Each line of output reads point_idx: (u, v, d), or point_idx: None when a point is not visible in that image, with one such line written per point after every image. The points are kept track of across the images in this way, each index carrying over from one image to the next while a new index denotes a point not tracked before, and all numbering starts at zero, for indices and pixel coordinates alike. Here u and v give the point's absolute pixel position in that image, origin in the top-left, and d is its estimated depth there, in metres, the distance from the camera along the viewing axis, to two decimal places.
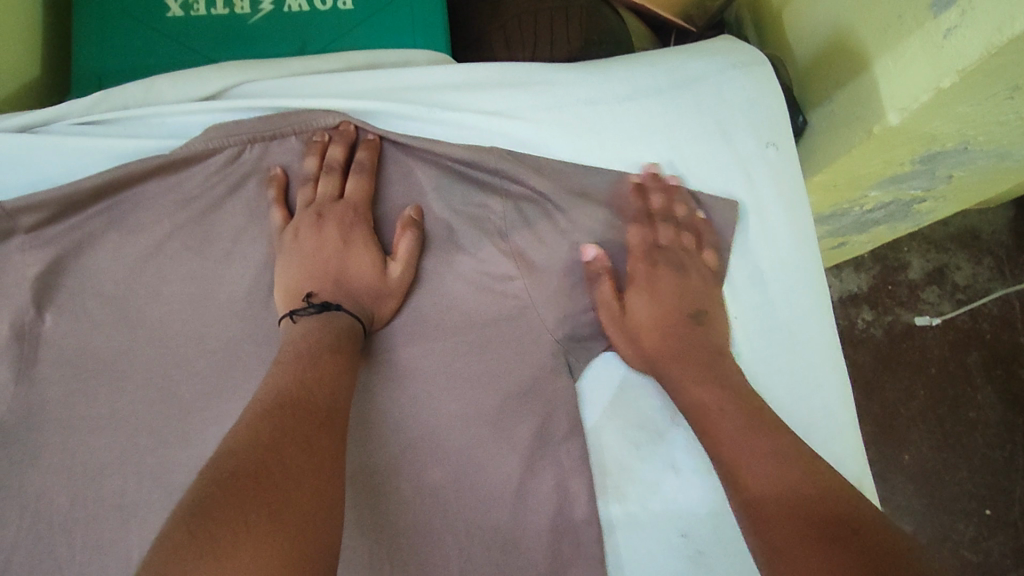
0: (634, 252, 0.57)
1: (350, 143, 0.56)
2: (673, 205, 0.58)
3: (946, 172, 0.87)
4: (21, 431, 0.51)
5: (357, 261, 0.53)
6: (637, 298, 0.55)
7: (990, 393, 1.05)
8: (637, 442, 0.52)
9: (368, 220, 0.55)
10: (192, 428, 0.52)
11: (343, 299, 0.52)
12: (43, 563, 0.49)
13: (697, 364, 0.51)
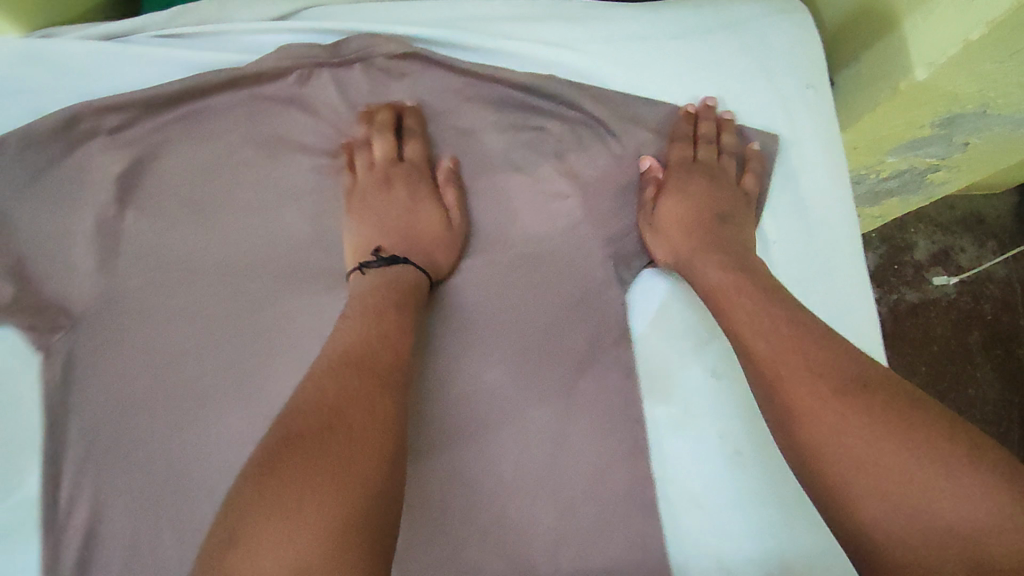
0: (673, 164, 0.61)
1: (395, 108, 0.59)
2: (718, 132, 0.61)
3: (963, 139, 0.89)
4: (102, 317, 0.54)
5: (421, 216, 0.58)
6: (673, 199, 0.59)
7: (989, 371, 1.10)
8: (682, 350, 0.56)
9: (429, 178, 0.60)
10: (263, 322, 0.55)
11: (413, 254, 0.56)
12: (120, 440, 0.52)
13: (728, 261, 0.55)
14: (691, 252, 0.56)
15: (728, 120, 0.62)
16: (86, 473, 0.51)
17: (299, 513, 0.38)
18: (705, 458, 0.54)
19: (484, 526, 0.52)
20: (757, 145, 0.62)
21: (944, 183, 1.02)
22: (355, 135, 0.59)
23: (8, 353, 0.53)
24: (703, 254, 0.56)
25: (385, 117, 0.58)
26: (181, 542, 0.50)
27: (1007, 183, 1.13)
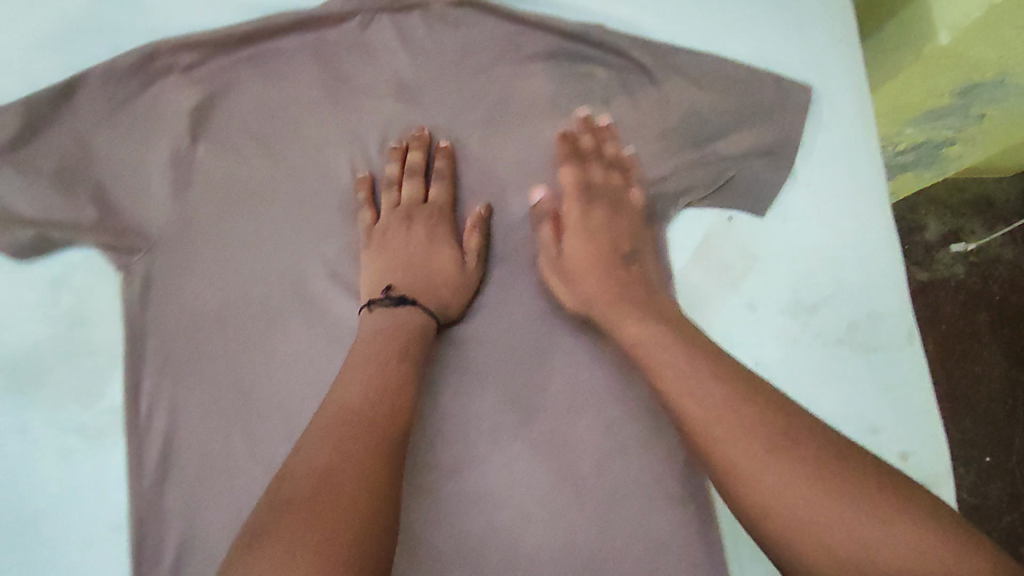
0: (568, 193, 0.60)
1: (427, 146, 0.60)
2: (603, 145, 0.62)
3: (979, 109, 0.91)
4: (177, 242, 0.57)
5: (436, 257, 0.58)
6: (571, 235, 0.59)
7: (996, 349, 1.08)
8: (720, 281, 0.60)
9: (451, 221, 0.60)
10: (326, 250, 0.59)
11: (421, 294, 0.56)
12: (196, 352, 0.56)
13: (646, 310, 0.54)
14: (601, 292, 0.56)
15: (608, 130, 0.62)
16: (164, 385, 0.55)
17: None
18: None
19: (535, 443, 0.55)
20: (630, 150, 0.62)
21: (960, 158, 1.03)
22: (390, 170, 0.61)
23: (89, 272, 0.56)
24: (615, 296, 0.55)
25: (417, 157, 0.60)
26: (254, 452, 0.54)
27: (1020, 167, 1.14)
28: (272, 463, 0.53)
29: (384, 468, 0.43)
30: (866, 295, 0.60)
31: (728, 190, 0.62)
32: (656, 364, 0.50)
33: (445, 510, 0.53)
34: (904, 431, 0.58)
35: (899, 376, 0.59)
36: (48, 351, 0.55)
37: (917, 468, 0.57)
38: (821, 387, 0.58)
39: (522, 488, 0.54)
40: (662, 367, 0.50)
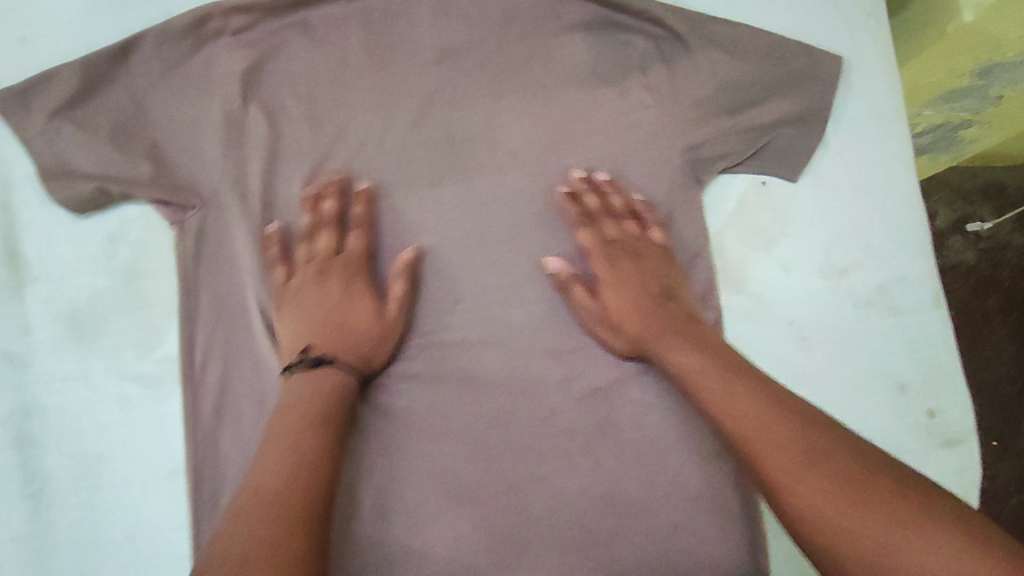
0: (592, 252, 0.60)
1: (340, 193, 0.60)
2: (608, 200, 0.61)
3: (996, 90, 0.91)
4: (228, 201, 0.59)
5: (355, 309, 0.57)
6: (607, 287, 0.58)
7: (1005, 334, 1.09)
8: (755, 246, 0.62)
9: (368, 271, 0.59)
10: (373, 211, 0.60)
11: (338, 350, 0.55)
12: (246, 308, 0.58)
13: (695, 340, 0.54)
14: (647, 333, 0.56)
15: (606, 183, 0.61)
16: (216, 338, 0.57)
17: None
18: (772, 343, 0.60)
19: (577, 396, 0.59)
20: (636, 198, 0.61)
21: (975, 142, 1.04)
22: (303, 225, 0.59)
23: (145, 227, 0.59)
24: (663, 335, 0.55)
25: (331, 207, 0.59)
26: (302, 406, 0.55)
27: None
28: None
29: (295, 555, 0.41)
30: (896, 261, 0.62)
31: (762, 155, 0.63)
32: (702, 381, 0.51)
33: (489, 460, 0.57)
34: (930, 389, 0.60)
35: (928, 337, 0.61)
36: (107, 302, 0.57)
37: (943, 426, 0.59)
38: (849, 347, 0.60)
39: (563, 437, 0.58)
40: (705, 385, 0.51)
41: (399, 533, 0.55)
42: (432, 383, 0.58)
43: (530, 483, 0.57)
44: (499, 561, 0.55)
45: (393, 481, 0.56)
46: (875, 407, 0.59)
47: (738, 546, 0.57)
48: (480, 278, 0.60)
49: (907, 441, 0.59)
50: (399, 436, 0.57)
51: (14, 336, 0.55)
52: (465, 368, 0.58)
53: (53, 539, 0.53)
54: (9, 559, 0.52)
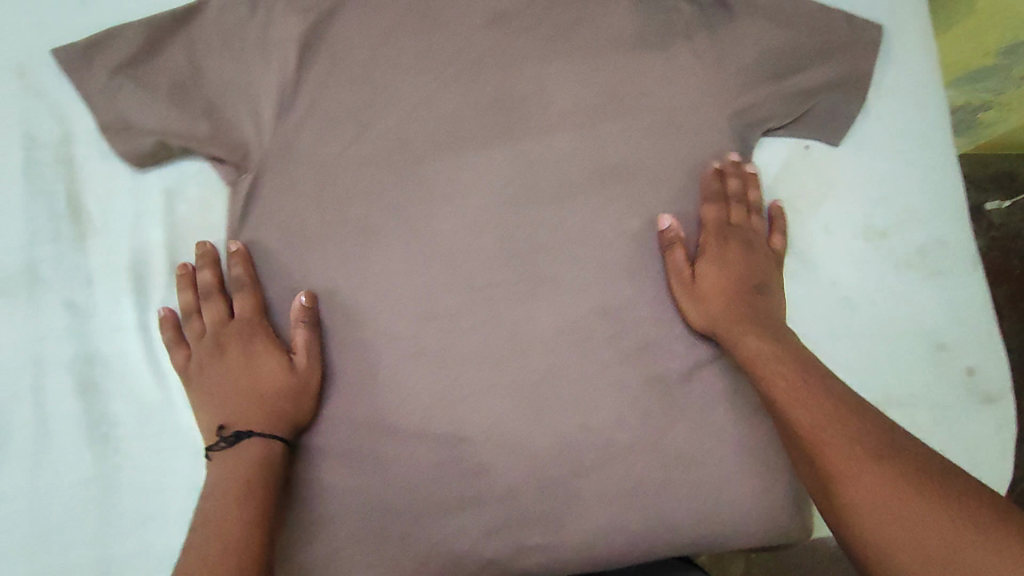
0: (709, 228, 0.62)
1: (214, 261, 0.57)
2: (747, 190, 0.63)
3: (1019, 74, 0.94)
4: (279, 162, 0.58)
5: (262, 373, 0.55)
6: (711, 263, 0.61)
7: (1011, 321, 1.12)
8: (797, 207, 0.65)
9: (266, 327, 0.57)
10: (426, 173, 0.60)
11: (252, 420, 0.53)
12: (298, 268, 0.58)
13: (768, 332, 0.57)
14: (726, 318, 0.59)
15: (754, 176, 0.64)
16: (275, 294, 0.58)
17: None
18: (813, 302, 0.62)
19: (628, 358, 0.59)
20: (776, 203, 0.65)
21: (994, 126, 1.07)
22: (184, 301, 0.57)
23: (201, 184, 0.60)
24: (741, 325, 0.58)
25: (207, 275, 0.57)
26: (358, 358, 0.57)
27: None
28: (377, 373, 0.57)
29: None
30: (934, 225, 0.64)
31: (801, 122, 0.65)
32: (774, 371, 0.54)
33: (540, 422, 0.57)
34: (970, 348, 0.61)
35: (967, 298, 0.62)
36: (167, 255, 0.58)
37: (983, 383, 0.61)
38: (891, 307, 0.62)
39: (615, 392, 0.58)
40: (774, 375, 0.54)
41: (455, 484, 0.56)
42: (486, 336, 0.58)
43: (583, 435, 0.57)
44: (551, 512, 0.57)
45: (448, 434, 0.56)
46: (916, 365, 0.61)
47: (782, 495, 0.59)
48: (532, 234, 0.60)
49: (948, 397, 0.60)
50: (451, 392, 0.57)
51: (77, 286, 0.56)
52: (518, 323, 0.59)
53: (119, 485, 0.54)
54: (75, 504, 0.53)
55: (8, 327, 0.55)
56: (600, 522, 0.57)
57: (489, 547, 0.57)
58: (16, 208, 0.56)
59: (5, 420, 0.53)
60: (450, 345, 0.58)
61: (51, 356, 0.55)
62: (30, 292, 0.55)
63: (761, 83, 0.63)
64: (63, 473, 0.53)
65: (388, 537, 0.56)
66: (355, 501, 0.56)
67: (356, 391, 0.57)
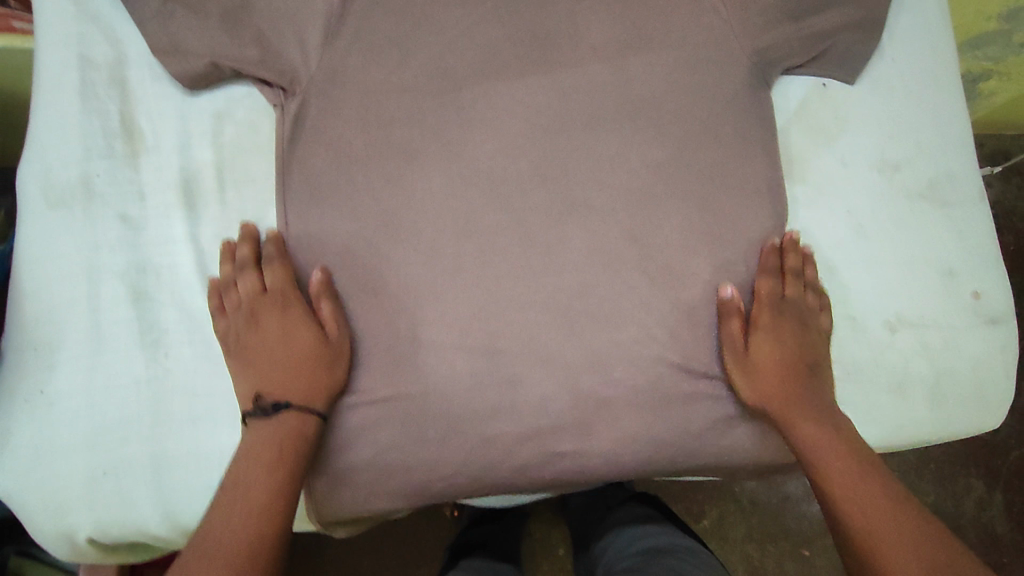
0: (762, 300, 0.62)
1: (253, 238, 0.57)
2: (805, 267, 0.63)
3: (1019, 39, 1.06)
4: (326, 87, 0.60)
5: (299, 343, 0.55)
6: (760, 340, 0.61)
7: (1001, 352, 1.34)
8: (817, 141, 0.67)
9: (301, 299, 0.57)
10: (464, 99, 0.63)
11: (291, 388, 0.54)
12: (342, 186, 0.60)
13: (820, 418, 0.58)
14: (781, 397, 0.59)
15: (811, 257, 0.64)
16: (316, 213, 0.59)
17: None
18: (832, 231, 0.65)
19: (654, 278, 0.62)
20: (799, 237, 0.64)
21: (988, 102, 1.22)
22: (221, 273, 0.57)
23: (249, 107, 0.62)
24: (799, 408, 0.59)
25: (247, 247, 0.57)
26: (397, 274, 0.59)
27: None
28: (421, 287, 0.59)
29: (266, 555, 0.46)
30: (943, 160, 0.67)
31: (826, 60, 0.66)
32: (822, 456, 0.55)
33: (573, 335, 0.60)
34: (977, 274, 0.65)
35: (974, 228, 0.66)
36: (217, 172, 0.60)
37: (988, 306, 0.64)
38: (905, 237, 0.65)
39: (642, 310, 0.61)
40: (825, 456, 0.55)
41: (489, 394, 0.58)
42: (519, 255, 0.61)
43: (613, 349, 0.60)
44: (583, 419, 0.59)
45: (485, 346, 0.59)
46: (929, 290, 0.64)
47: None
48: (563, 161, 0.63)
49: (957, 318, 0.64)
50: (488, 307, 0.59)
51: (130, 200, 0.57)
52: (550, 244, 0.62)
53: (169, 389, 0.54)
54: (128, 404, 0.53)
55: (63, 236, 0.55)
56: (629, 431, 0.59)
57: (523, 454, 0.59)
58: (72, 125, 0.58)
59: (61, 325, 0.54)
60: (487, 264, 0.60)
61: (105, 265, 0.55)
62: (86, 204, 0.56)
63: (800, 18, 0.63)
64: (116, 376, 0.53)
65: (426, 444, 0.58)
66: (394, 412, 0.58)
67: (397, 304, 0.59)
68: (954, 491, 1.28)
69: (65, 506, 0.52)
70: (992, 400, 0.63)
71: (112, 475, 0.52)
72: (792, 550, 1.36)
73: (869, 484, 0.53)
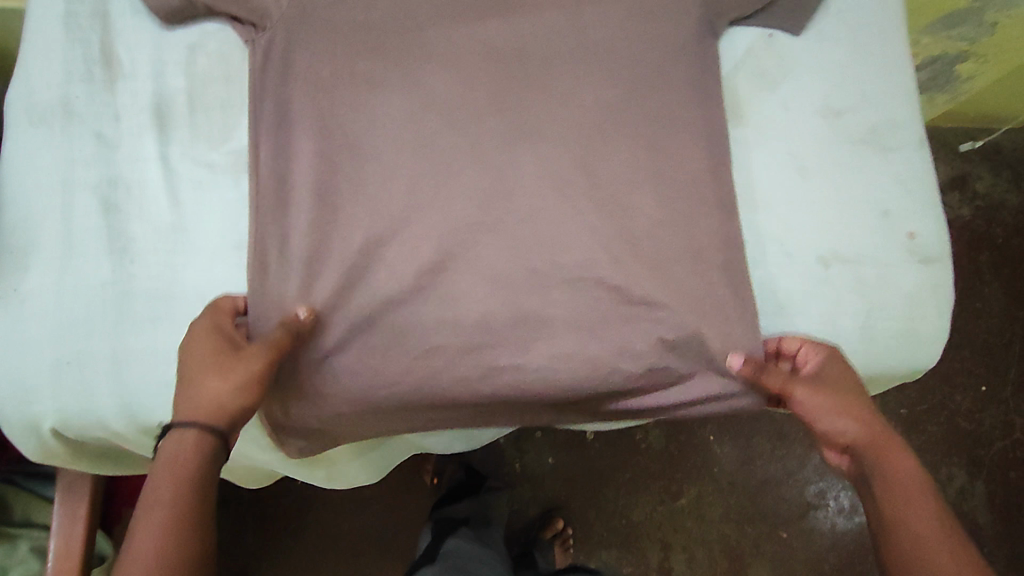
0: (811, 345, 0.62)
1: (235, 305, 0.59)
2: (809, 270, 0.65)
3: (991, 19, 1.09)
4: (294, 22, 0.64)
5: (195, 357, 0.53)
6: (832, 366, 0.61)
7: (968, 374, 1.44)
8: (760, 87, 0.69)
9: (229, 326, 0.56)
10: (425, 38, 0.66)
11: (186, 402, 0.51)
12: (309, 114, 0.64)
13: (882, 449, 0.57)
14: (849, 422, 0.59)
15: (810, 261, 0.66)
16: (281, 139, 0.63)
17: None
18: (771, 171, 0.68)
19: (599, 210, 0.65)
20: (765, 224, 0.67)
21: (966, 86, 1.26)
22: (183, 240, 0.60)
23: (221, 41, 0.66)
24: (886, 445, 0.58)
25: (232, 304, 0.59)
26: (356, 197, 0.63)
27: (1006, 91, 1.38)
28: (377, 211, 0.63)
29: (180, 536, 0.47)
30: (886, 108, 0.70)
31: (771, 11, 0.70)
32: (911, 497, 0.54)
33: (519, 259, 0.64)
34: (912, 215, 0.67)
35: (912, 173, 0.69)
36: (187, 99, 0.63)
37: (922, 246, 0.67)
38: (842, 178, 0.67)
39: (586, 237, 0.64)
40: (900, 489, 0.55)
41: (433, 308, 0.62)
42: (471, 183, 0.64)
43: (555, 273, 0.63)
44: (524, 334, 0.63)
45: (433, 265, 0.62)
46: (864, 227, 0.66)
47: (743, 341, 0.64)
48: (517, 100, 0.66)
49: (892, 255, 0.66)
50: (438, 228, 0.63)
51: (106, 121, 0.61)
52: (500, 174, 0.65)
53: (133, 291, 0.58)
54: (93, 303, 0.56)
55: (43, 151, 0.59)
56: (565, 349, 0.63)
57: (464, 367, 0.62)
58: (57, 51, 0.62)
59: (36, 232, 0.58)
60: (440, 190, 0.64)
61: (79, 178, 0.59)
62: (64, 122, 0.60)
63: None
64: (84, 277, 0.57)
65: (372, 352, 0.61)
66: (345, 324, 0.61)
67: (353, 224, 0.62)
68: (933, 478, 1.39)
69: (31, 395, 0.56)
70: (924, 340, 0.66)
71: (75, 366, 0.55)
72: (769, 530, 1.39)
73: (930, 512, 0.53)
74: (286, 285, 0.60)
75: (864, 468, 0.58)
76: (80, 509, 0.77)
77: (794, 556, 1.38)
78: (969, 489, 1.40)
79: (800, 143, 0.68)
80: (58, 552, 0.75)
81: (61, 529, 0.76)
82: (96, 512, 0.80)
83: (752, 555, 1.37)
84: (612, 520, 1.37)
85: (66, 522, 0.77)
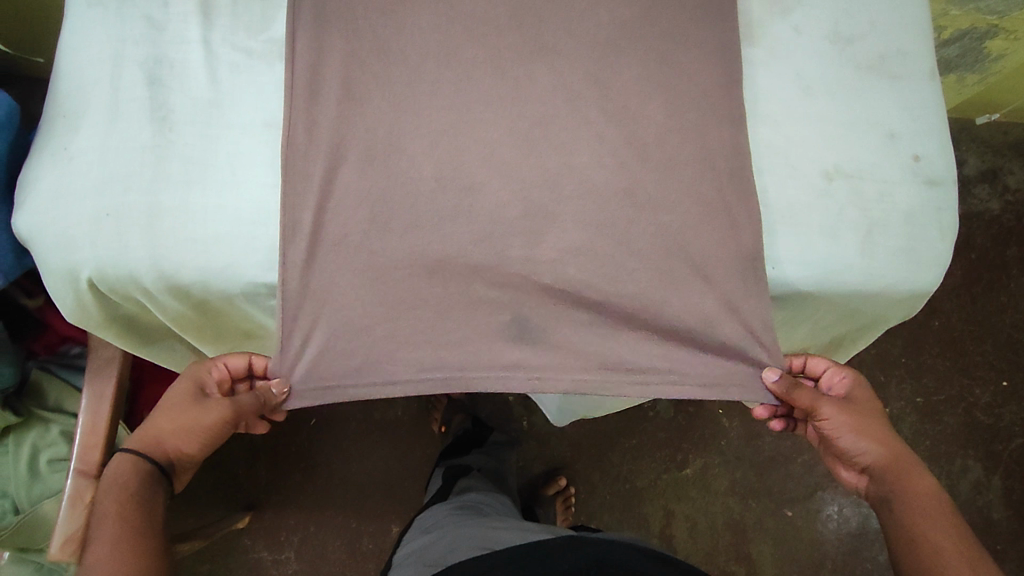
0: (838, 374, 0.70)
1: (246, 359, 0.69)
2: (814, 186, 0.67)
3: None
4: None
5: (168, 401, 0.67)
6: (857, 392, 0.70)
7: (987, 368, 1.42)
8: (773, 11, 0.72)
9: (214, 379, 0.68)
10: None
11: (145, 438, 0.66)
12: (339, 13, 0.66)
13: (890, 455, 0.66)
14: (868, 437, 0.67)
15: (815, 177, 0.67)
16: (311, 33, 0.66)
17: (107, 540, 0.58)
18: (780, 89, 0.69)
19: (612, 119, 0.66)
20: (774, 140, 0.68)
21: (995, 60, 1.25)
22: (215, 114, 0.64)
23: None
24: (902, 460, 0.67)
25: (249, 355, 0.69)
26: (381, 93, 0.65)
27: None
28: (400, 106, 0.65)
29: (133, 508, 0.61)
30: (897, 38, 0.72)
31: None
32: (914, 488, 0.64)
33: (532, 160, 0.65)
34: (916, 137, 0.69)
35: (920, 99, 0.70)
36: None
37: (927, 168, 0.69)
38: (849, 99, 0.69)
39: (597, 141, 0.66)
40: (907, 479, 0.65)
41: (449, 197, 0.64)
42: (489, 84, 0.66)
43: (566, 173, 0.65)
44: (532, 228, 0.64)
45: (449, 157, 0.64)
46: (868, 145, 0.68)
47: (745, 251, 0.65)
48: (538, 10, 0.68)
49: (895, 173, 0.68)
50: (455, 126, 0.65)
51: (155, 6, 0.66)
52: (517, 79, 0.66)
53: (168, 155, 0.62)
54: (134, 162, 0.61)
55: (99, 28, 0.65)
56: (573, 244, 0.64)
57: (472, 256, 0.63)
58: None
59: (89, 98, 0.64)
60: (461, 88, 0.66)
61: (129, 54, 0.64)
62: (119, 4, 0.66)
63: None
64: (126, 139, 0.62)
65: (387, 237, 0.63)
66: (364, 205, 0.63)
67: (374, 118, 0.64)
68: (947, 469, 1.36)
69: (74, 243, 0.61)
70: (926, 260, 0.67)
71: (113, 217, 0.60)
72: (773, 506, 1.37)
73: (922, 488, 0.64)
74: (309, 170, 0.63)
75: (885, 485, 0.66)
76: (108, 390, 0.81)
77: (796, 534, 1.37)
78: (985, 484, 1.37)
79: (811, 68, 0.70)
80: (86, 426, 0.79)
81: (89, 406, 0.79)
82: (121, 396, 0.84)
83: (754, 530, 1.37)
84: (617, 484, 1.37)
85: (94, 401, 0.80)
